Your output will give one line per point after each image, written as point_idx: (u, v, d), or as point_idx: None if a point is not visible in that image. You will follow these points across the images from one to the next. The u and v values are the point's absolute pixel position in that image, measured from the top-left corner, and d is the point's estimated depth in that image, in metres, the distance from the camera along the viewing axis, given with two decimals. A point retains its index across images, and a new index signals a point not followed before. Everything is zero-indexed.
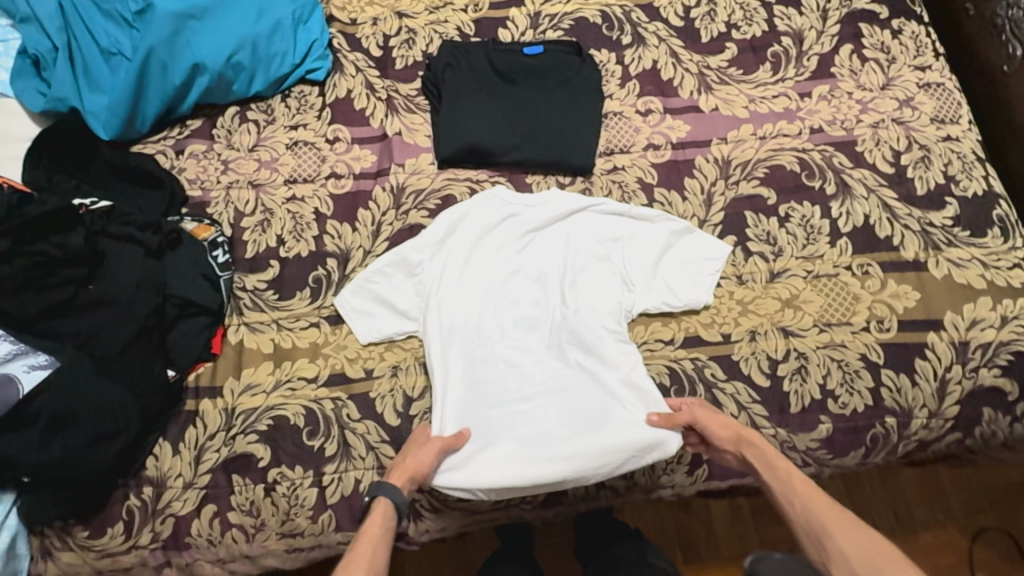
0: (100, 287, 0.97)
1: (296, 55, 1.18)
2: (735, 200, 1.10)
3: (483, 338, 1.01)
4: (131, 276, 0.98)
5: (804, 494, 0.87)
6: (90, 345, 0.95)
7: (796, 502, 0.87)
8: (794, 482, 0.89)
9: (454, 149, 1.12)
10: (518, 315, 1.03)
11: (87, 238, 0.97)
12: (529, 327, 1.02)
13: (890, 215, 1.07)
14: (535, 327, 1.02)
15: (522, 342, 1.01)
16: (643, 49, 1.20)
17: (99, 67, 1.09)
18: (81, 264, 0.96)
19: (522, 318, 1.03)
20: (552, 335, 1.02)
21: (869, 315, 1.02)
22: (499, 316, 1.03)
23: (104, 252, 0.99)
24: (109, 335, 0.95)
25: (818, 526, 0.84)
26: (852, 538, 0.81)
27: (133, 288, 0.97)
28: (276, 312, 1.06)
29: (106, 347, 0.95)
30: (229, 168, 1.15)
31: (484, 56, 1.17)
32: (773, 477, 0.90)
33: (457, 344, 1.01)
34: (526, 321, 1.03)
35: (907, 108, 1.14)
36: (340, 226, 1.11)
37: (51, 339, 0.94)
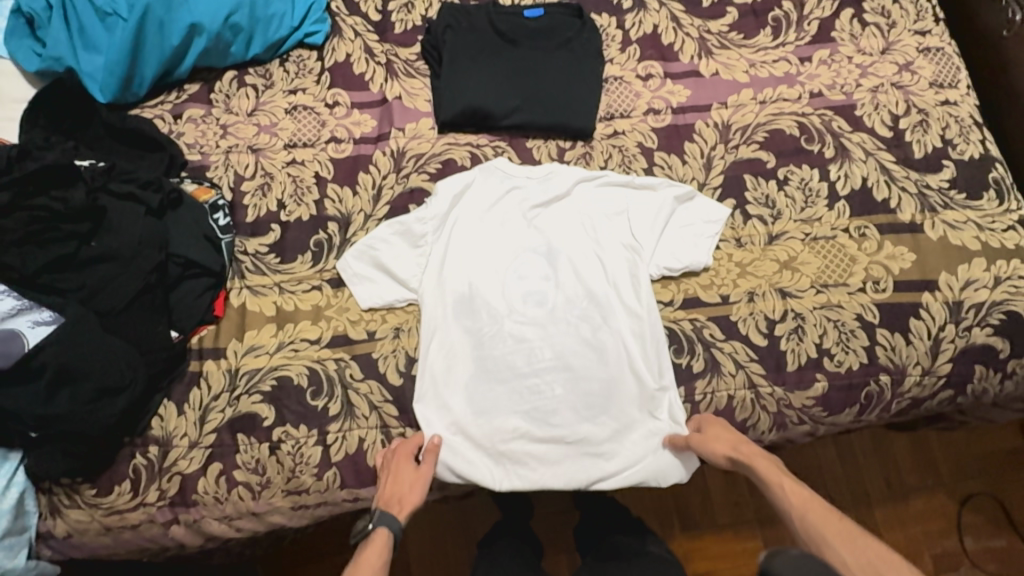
0: (102, 243, 0.96)
1: (294, 18, 1.17)
2: (735, 164, 1.11)
3: (490, 313, 1.03)
4: (132, 234, 0.97)
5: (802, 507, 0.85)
6: (93, 303, 0.94)
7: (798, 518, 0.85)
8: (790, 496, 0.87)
9: (454, 113, 1.11)
10: (526, 292, 1.04)
11: (88, 195, 0.97)
12: (536, 304, 1.03)
13: (888, 178, 1.08)
14: (543, 304, 1.03)
15: (531, 319, 1.03)
16: (644, 13, 1.20)
17: (95, 26, 1.08)
18: (83, 221, 0.96)
19: (530, 294, 1.04)
20: (560, 313, 1.03)
21: (866, 276, 1.03)
22: (507, 292, 1.04)
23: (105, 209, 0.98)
24: (113, 294, 0.95)
25: (820, 540, 0.81)
26: (856, 553, 0.78)
27: (135, 246, 0.96)
28: (278, 276, 1.07)
29: (111, 306, 0.95)
30: (228, 133, 1.14)
31: (484, 18, 1.16)
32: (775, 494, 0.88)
33: (466, 320, 1.03)
34: (534, 297, 1.03)
35: (907, 72, 1.14)
36: (341, 190, 1.11)
37: (53, 296, 0.94)
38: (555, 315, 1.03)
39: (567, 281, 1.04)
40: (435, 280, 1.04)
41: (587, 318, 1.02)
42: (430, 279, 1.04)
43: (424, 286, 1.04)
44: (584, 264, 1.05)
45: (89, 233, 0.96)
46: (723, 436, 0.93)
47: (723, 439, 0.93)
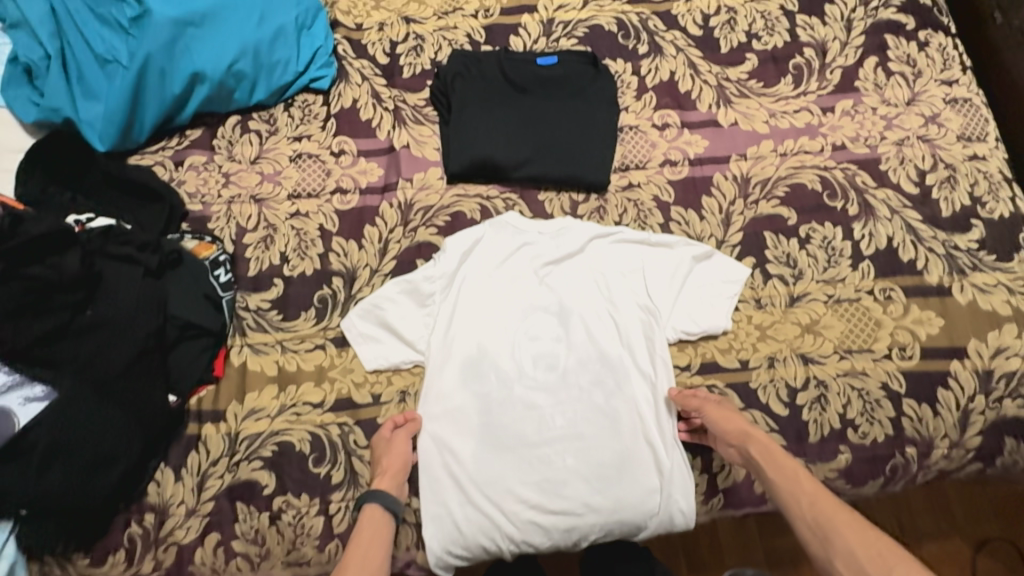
0: (98, 310, 0.93)
1: (299, 63, 1.13)
2: (755, 220, 1.07)
3: (500, 378, 0.99)
4: (130, 300, 0.93)
5: (813, 496, 0.85)
6: (86, 372, 0.90)
7: (804, 502, 0.85)
8: (802, 483, 0.87)
9: (463, 165, 1.08)
10: (538, 355, 1.00)
11: (83, 260, 0.93)
12: (547, 368, 1.00)
13: (914, 237, 1.04)
14: (554, 368, 1.00)
15: (542, 383, 0.99)
16: (660, 59, 1.16)
17: (95, 74, 1.04)
18: (78, 289, 0.92)
19: (541, 357, 1.00)
20: (571, 377, 0.99)
21: (891, 342, 0.99)
22: (517, 354, 1.00)
23: (101, 274, 0.94)
24: (107, 361, 0.91)
25: (825, 522, 0.82)
26: (863, 539, 0.79)
27: (132, 311, 0.93)
28: (280, 333, 1.03)
29: (106, 374, 0.91)
30: (231, 182, 1.11)
31: (496, 65, 1.12)
32: (781, 477, 0.88)
33: (475, 384, 0.99)
34: (545, 360, 1.00)
35: (933, 125, 1.10)
36: (346, 243, 1.07)
37: (46, 371, 0.90)
38: (567, 379, 0.99)
39: (581, 343, 1.00)
40: (442, 342, 1.01)
41: (600, 383, 0.99)
42: (438, 341, 1.01)
43: (431, 348, 1.01)
44: (597, 325, 1.01)
45: (86, 299, 0.93)
46: (736, 421, 0.93)
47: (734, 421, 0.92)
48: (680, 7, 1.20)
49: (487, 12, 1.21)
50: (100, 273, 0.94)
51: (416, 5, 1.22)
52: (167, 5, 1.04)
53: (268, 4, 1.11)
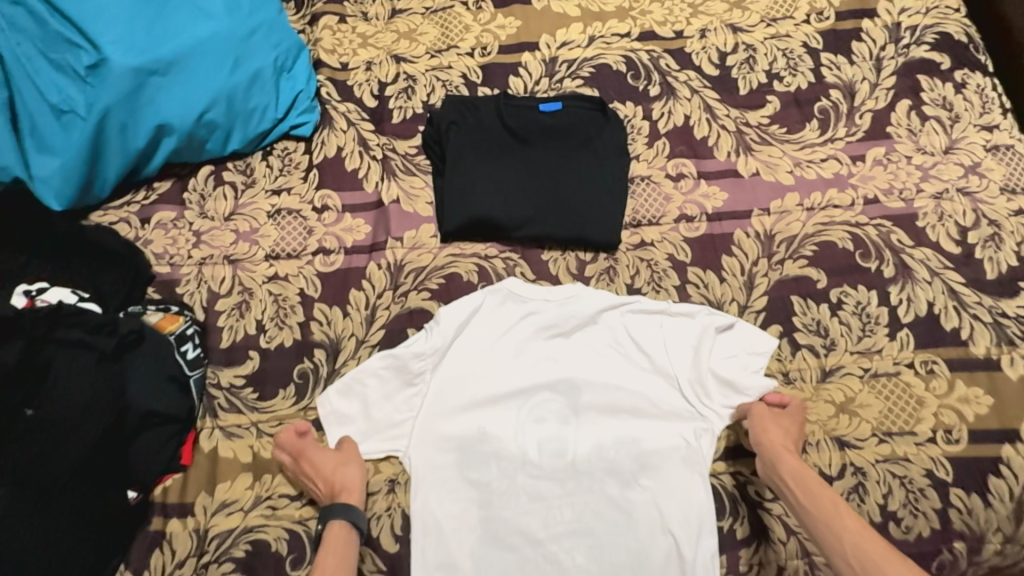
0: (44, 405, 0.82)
1: (278, 109, 1.03)
2: (780, 282, 0.97)
3: (501, 465, 0.88)
4: (79, 397, 0.83)
5: (856, 535, 0.76)
6: (25, 485, 0.79)
7: (846, 540, 0.76)
8: (844, 518, 0.78)
9: (459, 223, 0.98)
10: (543, 439, 0.90)
11: (26, 350, 0.83)
12: (554, 454, 0.89)
13: (957, 303, 0.94)
14: (561, 452, 0.89)
15: (548, 472, 0.88)
16: (674, 102, 1.07)
17: (49, 127, 0.93)
18: (19, 385, 0.82)
19: (546, 441, 0.90)
20: (580, 464, 0.89)
21: (936, 423, 0.89)
22: (520, 438, 0.90)
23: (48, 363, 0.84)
24: (52, 470, 0.80)
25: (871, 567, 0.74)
26: None
27: (80, 411, 0.82)
28: (255, 414, 0.92)
29: (50, 484, 0.80)
30: (202, 241, 1.00)
31: (494, 112, 1.02)
32: (819, 508, 0.79)
33: (473, 474, 0.88)
34: (551, 444, 0.89)
35: (974, 175, 1.00)
36: (329, 310, 0.97)
37: None
38: (576, 467, 0.88)
39: (591, 425, 0.90)
40: (436, 425, 0.90)
41: (614, 472, 0.88)
42: (432, 424, 0.90)
43: (423, 432, 0.90)
44: (609, 404, 0.91)
45: (31, 395, 0.82)
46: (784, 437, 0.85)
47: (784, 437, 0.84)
48: (694, 44, 1.10)
49: (484, 50, 1.11)
50: (46, 362, 0.84)
51: (407, 41, 1.12)
52: (127, 51, 0.92)
53: (243, 46, 0.99)
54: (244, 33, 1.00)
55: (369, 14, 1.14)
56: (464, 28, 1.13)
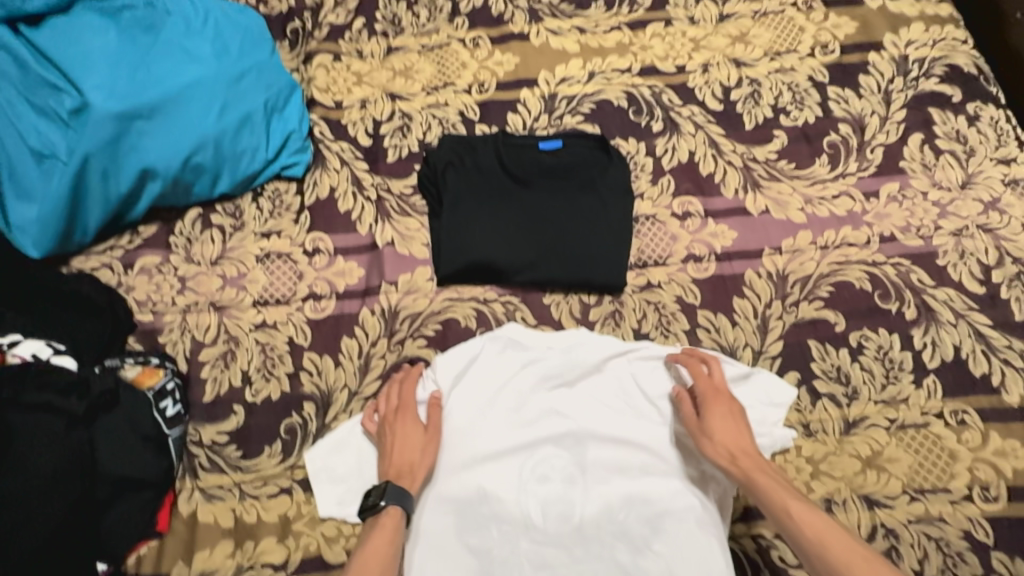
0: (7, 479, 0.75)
1: (269, 150, 0.99)
2: (796, 326, 0.92)
3: (502, 530, 0.81)
4: (45, 467, 0.77)
5: (818, 535, 0.68)
6: None
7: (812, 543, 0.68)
8: (798, 516, 0.70)
9: (456, 267, 0.93)
10: (547, 499, 0.83)
11: None
12: (560, 517, 0.82)
13: (985, 347, 0.89)
14: (567, 515, 0.82)
15: (553, 536, 0.81)
16: (678, 137, 1.03)
17: (29, 173, 0.89)
18: None
19: (551, 502, 0.82)
20: (588, 528, 0.81)
21: (971, 479, 0.83)
22: (522, 499, 0.83)
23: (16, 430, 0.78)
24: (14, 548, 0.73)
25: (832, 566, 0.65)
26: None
27: (48, 481, 0.76)
28: (238, 474, 0.86)
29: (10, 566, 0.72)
30: (187, 287, 0.96)
31: (492, 152, 0.99)
32: (775, 513, 0.71)
33: (472, 539, 0.81)
34: (557, 506, 0.82)
35: (994, 211, 0.96)
36: (319, 359, 0.92)
37: None
38: (583, 530, 0.81)
39: (598, 484, 0.83)
40: (432, 484, 0.83)
41: (625, 536, 0.80)
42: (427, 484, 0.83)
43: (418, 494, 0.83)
44: (617, 460, 0.84)
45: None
46: (727, 434, 0.80)
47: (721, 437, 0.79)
48: (697, 79, 1.07)
49: (482, 87, 1.08)
50: (11, 429, 0.78)
51: (403, 78, 1.09)
52: (112, 97, 0.89)
53: (232, 89, 0.97)
54: (233, 76, 0.97)
55: (364, 51, 1.12)
56: (460, 64, 1.10)
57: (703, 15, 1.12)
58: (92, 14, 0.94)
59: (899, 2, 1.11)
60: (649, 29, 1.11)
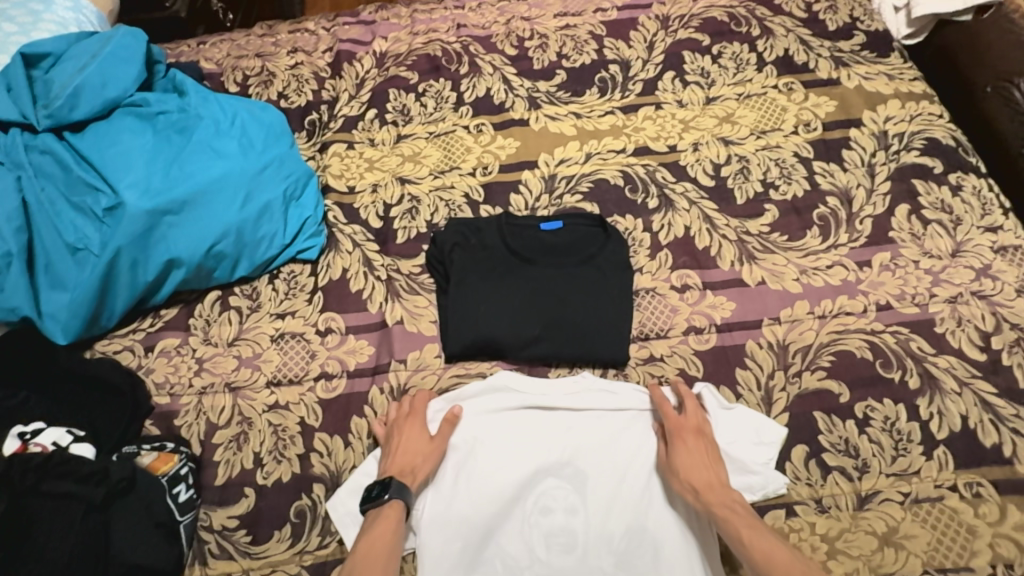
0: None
1: (286, 236, 1.05)
2: (801, 398, 0.92)
3: (507, 565, 0.83)
4: (59, 557, 0.78)
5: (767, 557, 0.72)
6: None
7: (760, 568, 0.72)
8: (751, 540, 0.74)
9: (463, 344, 0.96)
10: (551, 532, 0.85)
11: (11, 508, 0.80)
12: (563, 550, 0.84)
13: (993, 416, 0.89)
14: (570, 548, 0.84)
15: (558, 569, 0.83)
16: (673, 214, 1.08)
17: (63, 266, 0.95)
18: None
19: (554, 534, 0.85)
20: (591, 559, 0.83)
21: (994, 556, 0.80)
22: (527, 533, 0.85)
23: (34, 523, 0.80)
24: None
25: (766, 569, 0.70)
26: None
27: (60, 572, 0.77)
28: (247, 560, 0.86)
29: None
30: (204, 368, 0.99)
31: (496, 232, 1.04)
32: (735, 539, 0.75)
33: (479, 574, 0.83)
34: (560, 539, 0.85)
35: (987, 278, 0.98)
36: (330, 440, 0.93)
37: None
38: (587, 562, 0.83)
39: (599, 515, 0.86)
40: (439, 520, 0.86)
41: (628, 566, 0.83)
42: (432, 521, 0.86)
43: (427, 534, 0.85)
44: (617, 491, 0.87)
45: (8, 558, 0.77)
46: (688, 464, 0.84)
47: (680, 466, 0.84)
48: (688, 157, 1.14)
49: (485, 170, 1.15)
50: (29, 520, 0.80)
51: (412, 163, 1.17)
52: (144, 195, 0.96)
53: (254, 181, 1.04)
54: (255, 170, 1.05)
55: (375, 140, 1.20)
56: (465, 149, 1.18)
57: (690, 98, 1.20)
58: (129, 118, 1.03)
59: (875, 82, 1.19)
60: (641, 113, 1.19)
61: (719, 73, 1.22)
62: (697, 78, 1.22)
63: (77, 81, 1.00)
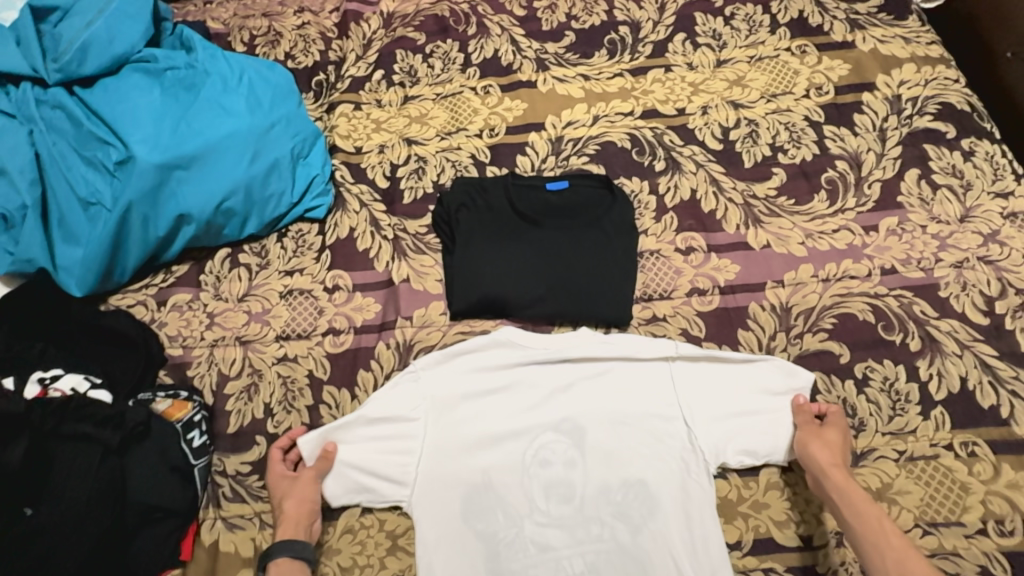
0: (44, 511, 0.80)
1: (294, 194, 1.06)
2: (801, 358, 0.94)
3: (508, 514, 0.86)
4: (80, 494, 0.81)
5: (892, 551, 0.75)
6: None
7: (887, 554, 0.75)
8: (889, 536, 0.76)
9: (469, 302, 0.98)
10: (550, 483, 0.88)
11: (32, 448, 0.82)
12: (561, 500, 0.87)
13: (992, 378, 0.89)
14: (569, 499, 0.87)
15: (556, 517, 0.86)
16: (679, 176, 1.08)
17: (76, 219, 0.97)
18: (22, 484, 0.80)
19: (553, 484, 0.87)
20: (589, 509, 0.86)
21: (984, 512, 0.82)
22: (527, 484, 0.88)
23: (52, 462, 0.83)
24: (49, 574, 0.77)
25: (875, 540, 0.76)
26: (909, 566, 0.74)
27: (82, 509, 0.80)
28: (259, 504, 0.89)
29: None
30: (215, 322, 1.01)
31: (503, 193, 1.05)
32: (867, 528, 0.77)
33: (480, 521, 0.86)
34: (558, 490, 0.87)
35: (994, 244, 0.98)
36: (338, 392, 0.96)
37: None
38: (583, 512, 0.86)
39: (597, 467, 0.88)
40: (440, 471, 0.88)
41: (624, 517, 0.85)
42: (433, 471, 0.88)
43: (428, 482, 0.88)
44: (616, 446, 0.89)
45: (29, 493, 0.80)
46: (831, 452, 0.84)
47: (829, 452, 0.83)
48: (697, 120, 1.13)
49: (492, 132, 1.15)
50: (49, 461, 0.83)
51: (418, 125, 1.17)
52: (153, 148, 0.97)
53: (262, 139, 1.04)
54: (263, 127, 1.05)
55: (382, 101, 1.20)
56: (472, 111, 1.17)
57: (701, 61, 1.18)
58: (138, 74, 1.03)
59: (891, 45, 1.16)
60: (650, 75, 1.18)
61: (731, 36, 1.20)
62: (708, 40, 1.20)
63: (84, 36, 1.00)
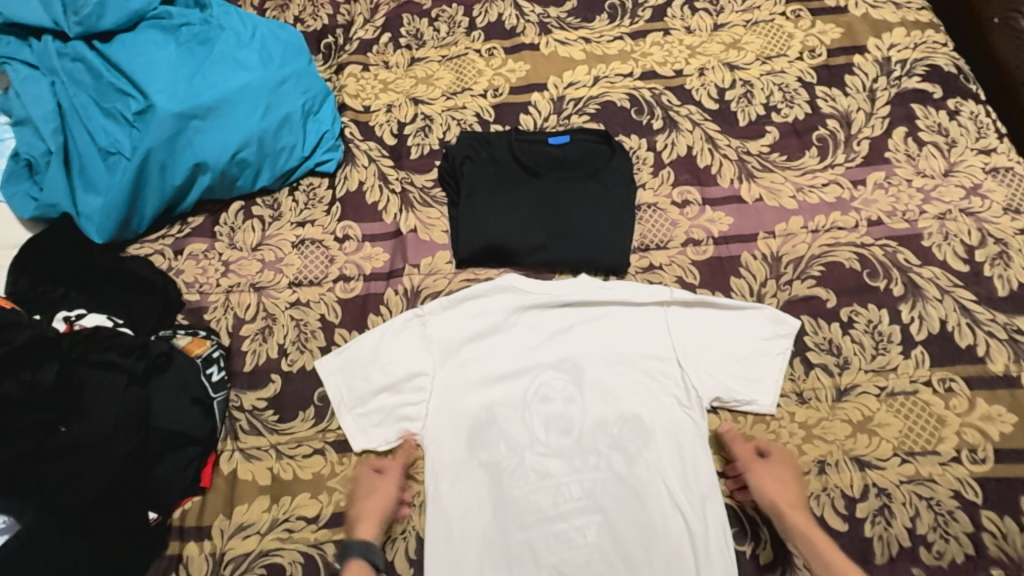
0: (75, 429, 0.86)
1: (306, 148, 1.10)
2: (790, 303, 0.98)
3: (510, 445, 0.91)
4: (109, 417, 0.86)
5: None
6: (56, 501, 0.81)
7: None
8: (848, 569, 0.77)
9: (474, 250, 1.02)
10: (550, 417, 0.92)
11: (62, 371, 0.87)
12: (561, 433, 0.92)
13: (970, 320, 0.94)
14: (568, 431, 0.92)
15: (556, 448, 0.91)
16: (676, 134, 1.12)
17: (96, 166, 1.01)
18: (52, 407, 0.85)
19: (553, 418, 0.92)
20: (586, 440, 0.91)
21: (959, 442, 0.87)
22: (528, 418, 0.92)
23: (81, 385, 0.88)
24: (77, 491, 0.82)
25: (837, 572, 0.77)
26: None
27: (111, 430, 0.86)
28: (275, 436, 0.94)
29: (75, 505, 0.81)
30: (230, 270, 1.06)
31: (507, 147, 1.09)
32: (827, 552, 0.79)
33: (484, 452, 0.91)
34: (558, 423, 0.92)
35: (976, 197, 1.02)
36: (349, 334, 1.01)
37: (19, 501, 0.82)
38: (582, 443, 0.91)
39: (595, 402, 0.93)
40: (446, 407, 0.93)
41: (620, 447, 0.90)
42: (439, 407, 0.93)
43: (434, 417, 0.93)
44: (612, 383, 0.94)
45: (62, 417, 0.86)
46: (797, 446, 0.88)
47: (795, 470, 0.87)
48: (694, 82, 1.17)
49: (496, 92, 1.19)
50: (79, 388, 0.88)
51: (425, 85, 1.20)
52: (172, 99, 1.02)
53: (274, 93, 1.08)
54: (275, 81, 1.09)
55: (390, 62, 1.24)
56: (477, 72, 1.21)
57: (698, 25, 1.22)
58: (154, 30, 1.07)
59: (882, 10, 1.20)
60: (649, 38, 1.21)
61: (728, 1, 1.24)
62: (706, 5, 1.24)
63: None
